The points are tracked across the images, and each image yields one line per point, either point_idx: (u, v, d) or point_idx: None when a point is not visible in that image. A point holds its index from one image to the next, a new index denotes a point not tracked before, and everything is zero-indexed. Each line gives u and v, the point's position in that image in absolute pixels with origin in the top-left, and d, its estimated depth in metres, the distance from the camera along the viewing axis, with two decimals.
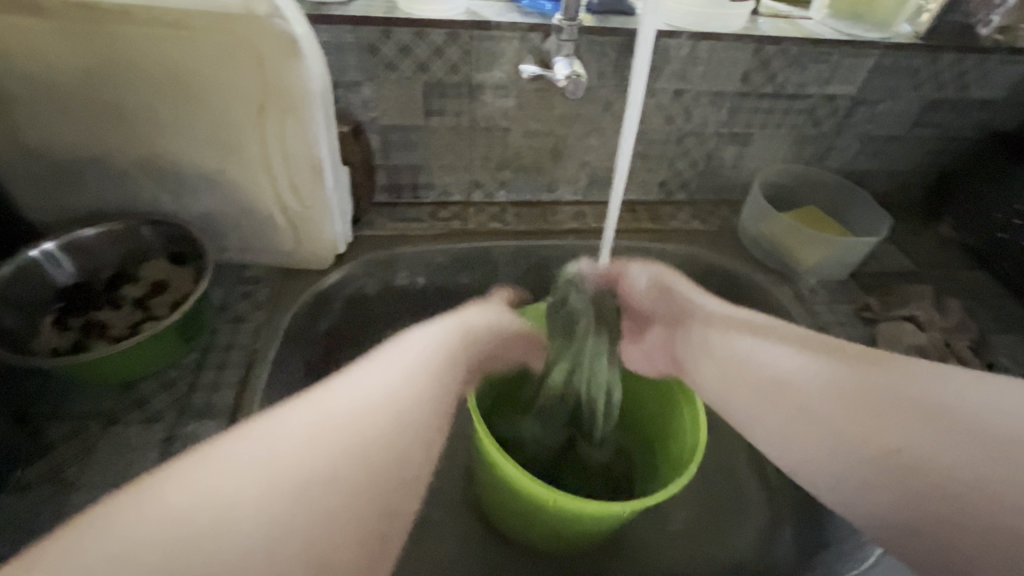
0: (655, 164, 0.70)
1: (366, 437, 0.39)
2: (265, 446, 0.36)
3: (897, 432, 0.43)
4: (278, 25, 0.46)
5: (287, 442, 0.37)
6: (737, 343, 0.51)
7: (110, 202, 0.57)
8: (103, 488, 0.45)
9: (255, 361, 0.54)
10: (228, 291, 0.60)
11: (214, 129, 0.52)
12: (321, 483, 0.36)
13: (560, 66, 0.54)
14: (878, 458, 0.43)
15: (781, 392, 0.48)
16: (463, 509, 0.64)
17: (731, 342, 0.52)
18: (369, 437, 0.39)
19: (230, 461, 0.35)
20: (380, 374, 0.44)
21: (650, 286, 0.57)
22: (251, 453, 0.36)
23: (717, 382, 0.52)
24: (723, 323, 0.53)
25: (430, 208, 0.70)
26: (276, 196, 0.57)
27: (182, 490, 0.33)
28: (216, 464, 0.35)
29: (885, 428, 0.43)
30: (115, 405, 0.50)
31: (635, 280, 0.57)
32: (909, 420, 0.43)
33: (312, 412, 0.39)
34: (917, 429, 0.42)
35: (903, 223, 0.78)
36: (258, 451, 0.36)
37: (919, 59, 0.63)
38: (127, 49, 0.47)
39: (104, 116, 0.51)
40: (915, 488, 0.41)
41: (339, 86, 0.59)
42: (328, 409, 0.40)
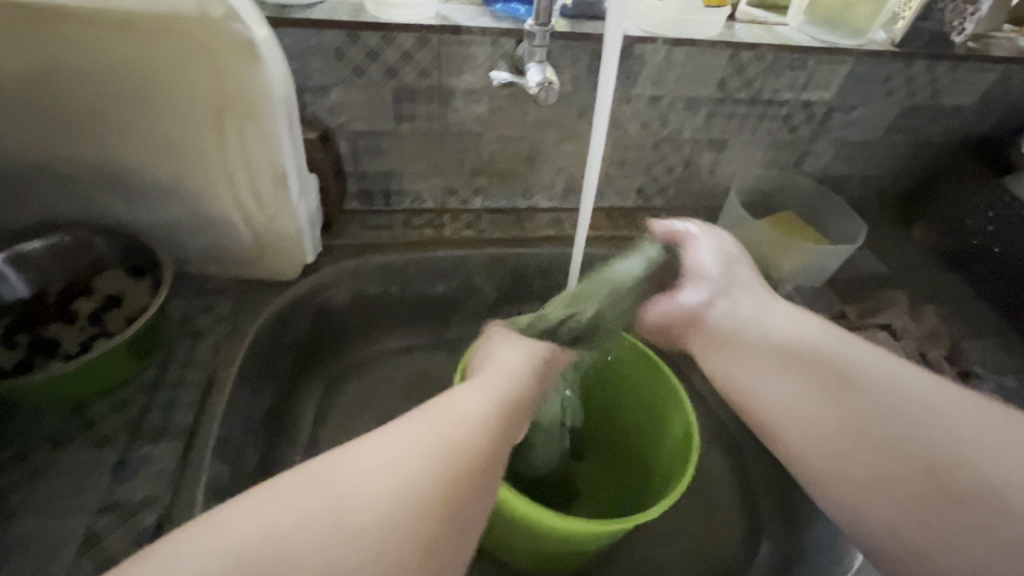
0: (631, 169, 0.69)
1: (415, 492, 0.33)
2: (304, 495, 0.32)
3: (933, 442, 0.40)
4: (234, 28, 0.44)
5: (339, 492, 0.33)
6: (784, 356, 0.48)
7: (61, 213, 0.55)
8: (49, 515, 0.43)
9: (215, 377, 0.52)
10: (188, 304, 0.58)
11: (171, 135, 0.50)
12: (358, 544, 0.31)
13: (532, 72, 0.52)
14: (890, 471, 0.40)
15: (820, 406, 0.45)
16: None
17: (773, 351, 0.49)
18: (418, 489, 0.33)
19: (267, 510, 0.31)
20: (438, 417, 0.38)
21: (707, 260, 0.57)
22: (290, 502, 0.32)
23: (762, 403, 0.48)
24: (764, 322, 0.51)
25: (403, 215, 0.69)
26: (238, 204, 0.55)
27: (220, 539, 0.29)
28: (255, 510, 0.31)
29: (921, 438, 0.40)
30: (65, 427, 0.48)
31: (696, 255, 0.57)
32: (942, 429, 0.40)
33: (366, 460, 0.34)
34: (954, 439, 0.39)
35: (879, 228, 0.79)
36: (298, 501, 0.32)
37: (894, 66, 0.63)
38: (75, 52, 0.45)
39: (51, 122, 0.49)
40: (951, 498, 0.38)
41: (305, 91, 0.57)
42: (376, 459, 0.34)
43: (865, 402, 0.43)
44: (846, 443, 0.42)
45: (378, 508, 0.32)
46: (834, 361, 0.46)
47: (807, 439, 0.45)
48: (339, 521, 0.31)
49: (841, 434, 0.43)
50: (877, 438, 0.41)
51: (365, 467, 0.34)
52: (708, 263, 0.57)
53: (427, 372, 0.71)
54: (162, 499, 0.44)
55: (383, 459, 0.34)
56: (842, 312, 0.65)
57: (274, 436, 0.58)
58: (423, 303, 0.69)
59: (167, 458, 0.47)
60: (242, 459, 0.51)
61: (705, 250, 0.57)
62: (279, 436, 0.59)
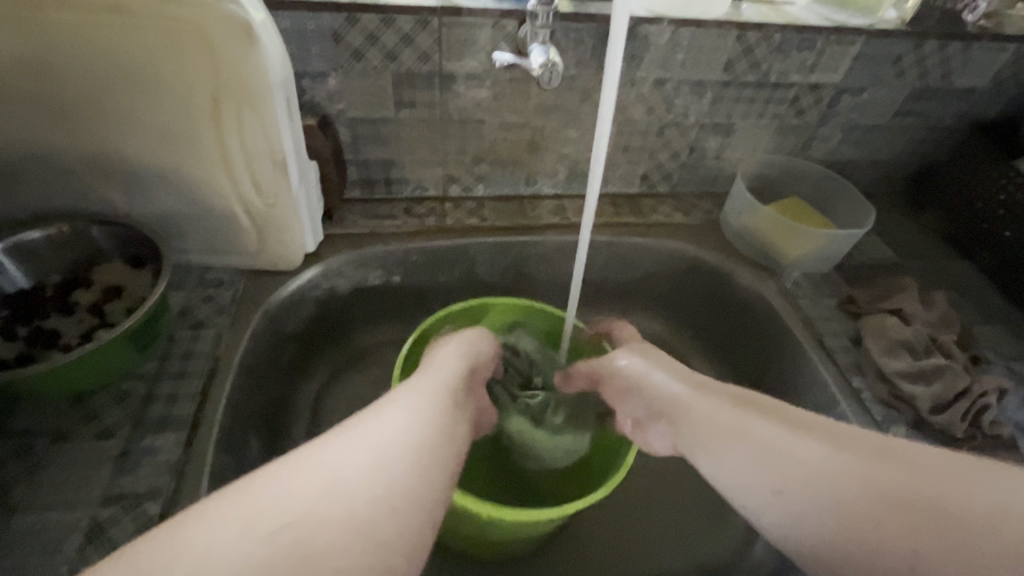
0: (636, 155, 0.68)
1: (357, 502, 0.34)
2: (243, 500, 0.33)
3: (888, 476, 0.39)
4: (231, 11, 0.43)
5: (276, 494, 0.34)
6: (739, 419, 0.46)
7: (58, 204, 0.54)
8: (52, 508, 0.43)
9: (217, 369, 0.51)
10: (189, 294, 0.57)
11: (165, 121, 0.49)
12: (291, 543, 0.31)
13: (536, 54, 0.51)
14: (881, 521, 0.38)
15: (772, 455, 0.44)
16: None
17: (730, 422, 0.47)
18: (354, 495, 0.35)
19: (204, 521, 0.32)
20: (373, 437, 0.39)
21: (636, 370, 0.54)
22: (225, 510, 0.33)
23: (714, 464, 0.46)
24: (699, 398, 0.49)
25: (405, 204, 0.68)
26: (238, 194, 0.54)
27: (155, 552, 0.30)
28: (192, 523, 0.32)
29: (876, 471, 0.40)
30: (67, 419, 0.48)
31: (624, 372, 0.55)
32: (895, 467, 0.40)
33: (300, 465, 0.36)
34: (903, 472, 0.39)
35: (887, 214, 0.78)
36: (234, 509, 0.33)
37: (905, 46, 0.61)
38: (64, 36, 0.44)
39: (43, 110, 0.48)
40: (906, 520, 0.38)
41: (302, 77, 0.56)
42: (309, 464, 0.36)
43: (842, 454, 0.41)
44: (793, 483, 0.42)
45: (316, 510, 0.33)
46: (794, 417, 0.45)
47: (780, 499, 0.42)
48: (274, 522, 0.32)
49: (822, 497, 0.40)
50: (847, 476, 0.40)
51: (301, 472, 0.35)
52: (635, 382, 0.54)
53: None
54: (165, 491, 0.44)
55: (320, 463, 0.36)
56: (850, 298, 0.65)
57: (278, 428, 0.58)
58: (425, 291, 0.69)
59: (169, 449, 0.46)
60: (246, 452, 0.51)
61: (626, 361, 0.55)
62: (283, 427, 0.59)
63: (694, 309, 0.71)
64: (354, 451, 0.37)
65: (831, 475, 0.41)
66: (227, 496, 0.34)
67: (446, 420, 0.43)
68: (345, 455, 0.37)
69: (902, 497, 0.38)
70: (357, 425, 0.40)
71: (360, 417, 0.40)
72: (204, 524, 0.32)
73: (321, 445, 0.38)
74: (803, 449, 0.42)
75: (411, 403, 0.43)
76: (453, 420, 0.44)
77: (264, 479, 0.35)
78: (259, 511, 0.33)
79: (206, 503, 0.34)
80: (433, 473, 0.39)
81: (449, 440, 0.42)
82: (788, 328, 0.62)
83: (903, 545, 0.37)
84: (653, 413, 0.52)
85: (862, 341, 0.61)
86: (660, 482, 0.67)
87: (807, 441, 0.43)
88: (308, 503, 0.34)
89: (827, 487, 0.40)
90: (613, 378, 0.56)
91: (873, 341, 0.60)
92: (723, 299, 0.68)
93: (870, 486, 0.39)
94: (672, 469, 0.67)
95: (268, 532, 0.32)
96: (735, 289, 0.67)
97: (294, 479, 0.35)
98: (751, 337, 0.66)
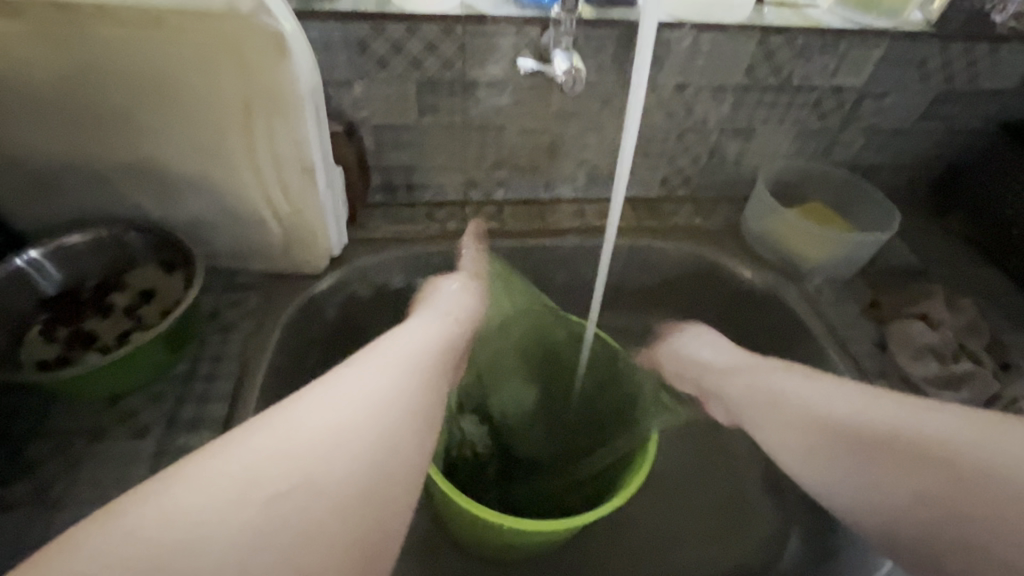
0: (655, 160, 0.68)
1: (350, 457, 0.36)
2: (227, 464, 0.33)
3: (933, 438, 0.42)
4: (264, 23, 0.44)
5: (266, 450, 0.35)
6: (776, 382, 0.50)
7: (95, 210, 0.56)
8: (91, 505, 0.45)
9: (247, 370, 0.53)
10: (218, 298, 0.59)
11: (198, 129, 0.50)
12: (292, 506, 0.33)
13: (559, 60, 0.52)
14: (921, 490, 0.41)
15: (803, 418, 0.47)
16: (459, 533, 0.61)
17: (761, 383, 0.51)
18: (348, 454, 0.36)
19: (191, 482, 0.32)
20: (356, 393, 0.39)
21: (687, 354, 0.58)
22: (215, 471, 0.33)
23: (769, 431, 0.49)
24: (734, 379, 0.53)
25: (426, 208, 0.69)
26: (266, 199, 0.55)
27: (138, 514, 0.30)
28: (167, 489, 0.32)
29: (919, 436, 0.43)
30: (102, 419, 0.49)
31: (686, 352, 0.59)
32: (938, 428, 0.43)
33: (282, 423, 0.36)
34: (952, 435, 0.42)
35: (911, 217, 0.77)
36: (223, 471, 0.33)
37: (931, 49, 0.61)
38: (104, 49, 0.45)
39: (81, 120, 0.49)
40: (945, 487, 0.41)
41: (329, 85, 0.57)
42: (293, 422, 0.36)
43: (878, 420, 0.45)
44: (838, 448, 0.45)
45: (310, 472, 0.34)
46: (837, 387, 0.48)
47: (813, 465, 0.46)
48: (286, 479, 0.34)
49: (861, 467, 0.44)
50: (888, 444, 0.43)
51: (285, 429, 0.36)
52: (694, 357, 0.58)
53: None
54: None
55: (307, 417, 0.37)
56: (874, 302, 0.64)
57: None
58: None
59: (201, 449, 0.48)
60: None
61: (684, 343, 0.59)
62: None
63: (714, 313, 0.71)
64: (336, 403, 0.38)
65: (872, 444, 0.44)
66: (213, 454, 0.34)
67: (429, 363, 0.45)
68: (330, 408, 0.38)
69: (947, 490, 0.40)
70: (335, 381, 0.40)
71: (336, 368, 0.41)
72: (200, 486, 0.32)
73: (302, 405, 0.38)
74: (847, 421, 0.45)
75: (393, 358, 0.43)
76: (435, 371, 0.45)
77: (241, 439, 0.35)
78: (260, 468, 0.34)
79: (190, 462, 0.34)
80: (420, 414, 0.41)
81: (432, 381, 0.44)
82: (811, 335, 0.62)
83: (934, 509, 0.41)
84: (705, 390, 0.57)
85: (886, 347, 0.60)
86: (683, 486, 0.66)
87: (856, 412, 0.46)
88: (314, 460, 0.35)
89: (867, 453, 0.44)
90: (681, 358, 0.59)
91: (898, 346, 0.59)
92: (745, 302, 0.68)
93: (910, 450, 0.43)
94: (696, 472, 0.67)
95: (267, 496, 0.33)
96: (755, 293, 0.67)
97: (280, 440, 0.35)
98: (773, 341, 0.66)
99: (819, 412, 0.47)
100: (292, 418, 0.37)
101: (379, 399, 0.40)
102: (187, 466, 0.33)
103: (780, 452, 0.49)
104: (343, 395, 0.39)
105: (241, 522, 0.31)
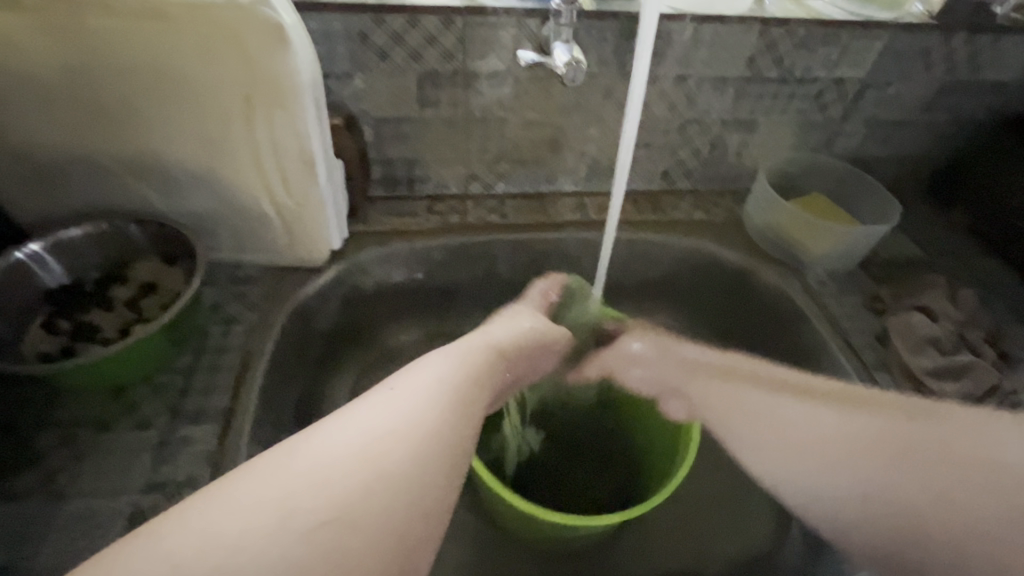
0: (656, 153, 0.68)
1: (388, 479, 0.33)
2: (263, 486, 0.31)
3: (887, 438, 0.44)
4: (265, 14, 0.44)
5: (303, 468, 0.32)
6: (758, 391, 0.49)
7: (96, 203, 0.56)
8: (95, 497, 0.45)
9: (250, 363, 0.53)
10: (220, 291, 0.59)
11: (199, 121, 0.50)
12: (326, 535, 0.29)
13: (560, 52, 0.52)
14: (878, 487, 0.43)
15: (772, 417, 0.48)
16: (463, 524, 0.62)
17: (753, 399, 0.49)
18: (385, 476, 0.33)
19: (224, 505, 0.30)
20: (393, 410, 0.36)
21: (636, 352, 0.57)
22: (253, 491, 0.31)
23: (728, 416, 0.50)
24: (710, 380, 0.52)
25: (427, 201, 0.69)
26: (267, 192, 0.55)
27: (176, 537, 0.29)
28: (200, 511, 0.30)
29: (878, 435, 0.44)
30: (106, 411, 0.49)
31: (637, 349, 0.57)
32: (890, 428, 0.44)
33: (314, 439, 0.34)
34: (901, 434, 0.43)
35: (912, 210, 0.77)
36: (257, 495, 0.30)
37: (932, 40, 0.61)
38: (104, 41, 0.45)
39: (82, 112, 0.49)
40: (906, 482, 0.42)
41: (329, 77, 0.57)
42: (327, 441, 0.34)
43: (840, 416, 0.45)
44: (810, 448, 0.46)
45: (345, 494, 0.31)
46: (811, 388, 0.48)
47: (782, 462, 0.47)
48: (319, 501, 0.31)
49: (829, 466, 0.45)
50: (850, 441, 0.44)
51: (316, 448, 0.33)
52: (642, 354, 0.57)
53: None
54: (203, 479, 0.46)
55: (343, 435, 0.34)
56: (875, 295, 0.64)
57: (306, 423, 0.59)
58: (448, 289, 0.69)
59: (206, 440, 0.48)
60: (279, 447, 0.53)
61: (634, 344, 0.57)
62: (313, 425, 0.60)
63: (716, 307, 0.71)
64: (375, 420, 0.36)
65: (835, 444, 0.45)
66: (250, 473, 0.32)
67: (473, 380, 0.42)
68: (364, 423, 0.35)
69: (895, 452, 0.43)
70: (376, 399, 0.38)
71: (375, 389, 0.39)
72: (233, 508, 0.30)
73: (343, 423, 0.35)
74: (820, 425, 0.46)
75: (430, 377, 0.40)
76: (476, 394, 0.42)
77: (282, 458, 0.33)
78: (295, 490, 0.31)
79: (227, 481, 0.32)
80: (458, 433, 0.38)
81: (470, 398, 0.40)
82: (812, 328, 0.62)
83: (899, 502, 0.42)
84: (662, 384, 0.56)
85: (887, 339, 0.61)
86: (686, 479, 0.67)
87: (826, 411, 0.46)
88: (350, 479, 0.32)
89: (830, 452, 0.45)
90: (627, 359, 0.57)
91: (899, 339, 0.60)
92: (746, 296, 0.68)
93: (870, 445, 0.44)
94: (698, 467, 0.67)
95: (305, 523, 0.30)
96: (756, 286, 0.67)
97: (320, 458, 0.33)
98: (775, 334, 0.66)
99: (777, 397, 0.48)
100: (330, 435, 0.34)
101: (420, 416, 0.37)
102: (224, 485, 0.31)
103: (743, 437, 0.49)
104: (381, 413, 0.36)
105: (276, 549, 0.28)
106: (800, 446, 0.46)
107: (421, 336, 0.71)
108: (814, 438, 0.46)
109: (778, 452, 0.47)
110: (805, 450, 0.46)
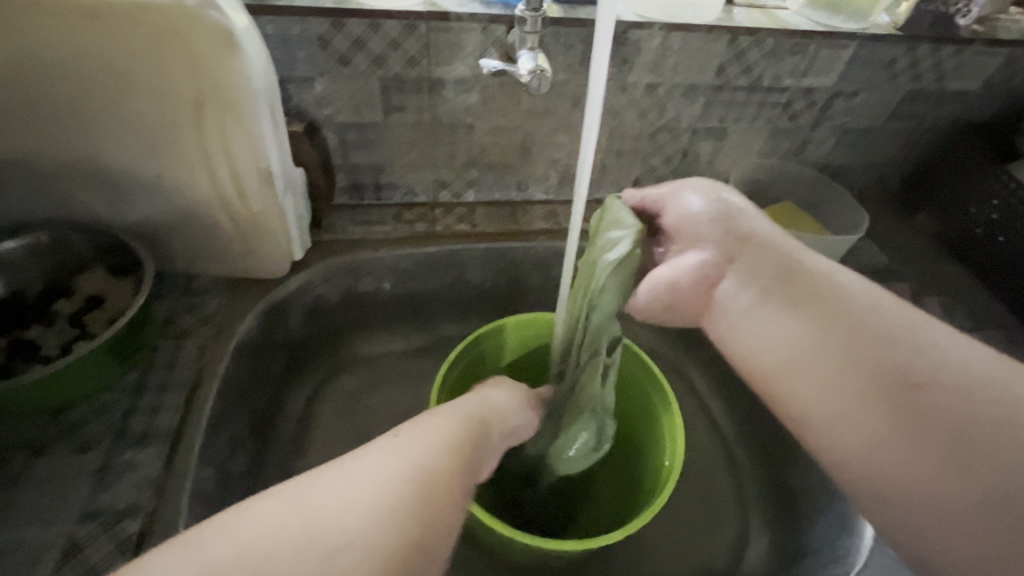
0: (628, 160, 0.68)
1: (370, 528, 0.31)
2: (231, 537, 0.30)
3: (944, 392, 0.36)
4: (213, 17, 0.42)
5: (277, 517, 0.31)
6: (792, 316, 0.43)
7: (39, 213, 0.53)
8: (28, 526, 0.42)
9: (200, 383, 0.50)
10: (174, 303, 0.56)
11: (147, 128, 0.48)
12: None
13: (524, 60, 0.51)
14: (928, 459, 0.35)
15: (815, 355, 0.41)
16: None
17: (784, 325, 0.43)
18: (362, 530, 0.31)
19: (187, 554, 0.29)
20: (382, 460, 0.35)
21: (701, 213, 0.47)
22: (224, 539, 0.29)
23: (757, 345, 0.44)
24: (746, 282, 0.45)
25: (395, 209, 0.67)
26: (221, 202, 0.53)
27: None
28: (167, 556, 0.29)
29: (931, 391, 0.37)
30: (45, 434, 0.47)
31: (688, 205, 0.47)
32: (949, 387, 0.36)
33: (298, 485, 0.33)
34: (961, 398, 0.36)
35: (881, 217, 0.77)
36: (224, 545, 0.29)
37: (898, 50, 0.61)
38: (40, 41, 0.43)
39: (19, 116, 0.47)
40: (964, 452, 0.34)
41: (289, 82, 0.55)
42: (309, 488, 0.33)
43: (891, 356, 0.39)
44: (854, 392, 0.39)
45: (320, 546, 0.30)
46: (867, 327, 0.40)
47: (817, 406, 0.41)
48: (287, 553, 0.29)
49: (871, 417, 0.38)
50: (903, 392, 0.37)
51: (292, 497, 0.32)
52: (698, 215, 0.47)
53: (424, 371, 0.69)
54: (145, 506, 0.44)
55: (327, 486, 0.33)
56: None
57: (265, 439, 0.57)
58: (417, 298, 0.68)
59: (149, 463, 0.46)
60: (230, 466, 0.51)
61: (695, 198, 0.47)
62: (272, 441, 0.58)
63: None
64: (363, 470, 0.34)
65: (877, 395, 0.38)
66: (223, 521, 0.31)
67: (467, 441, 0.41)
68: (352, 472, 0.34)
69: (984, 456, 0.34)
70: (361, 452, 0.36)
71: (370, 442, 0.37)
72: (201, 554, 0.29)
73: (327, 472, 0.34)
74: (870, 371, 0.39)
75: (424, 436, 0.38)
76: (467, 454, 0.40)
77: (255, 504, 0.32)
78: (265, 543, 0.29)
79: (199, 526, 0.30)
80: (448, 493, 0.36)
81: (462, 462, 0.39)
82: None
83: (948, 483, 0.34)
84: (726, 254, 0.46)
85: None
86: None
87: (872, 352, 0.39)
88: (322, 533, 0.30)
89: (871, 407, 0.38)
90: (675, 213, 0.48)
91: None
92: None
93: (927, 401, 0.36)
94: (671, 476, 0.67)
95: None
96: None
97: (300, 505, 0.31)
98: None
99: (819, 334, 0.42)
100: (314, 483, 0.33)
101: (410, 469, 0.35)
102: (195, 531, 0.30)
103: (783, 376, 0.43)
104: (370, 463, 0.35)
105: None
106: (839, 392, 0.40)
107: (389, 346, 0.69)
108: (855, 384, 0.39)
109: (809, 397, 0.41)
110: (862, 390, 0.39)
